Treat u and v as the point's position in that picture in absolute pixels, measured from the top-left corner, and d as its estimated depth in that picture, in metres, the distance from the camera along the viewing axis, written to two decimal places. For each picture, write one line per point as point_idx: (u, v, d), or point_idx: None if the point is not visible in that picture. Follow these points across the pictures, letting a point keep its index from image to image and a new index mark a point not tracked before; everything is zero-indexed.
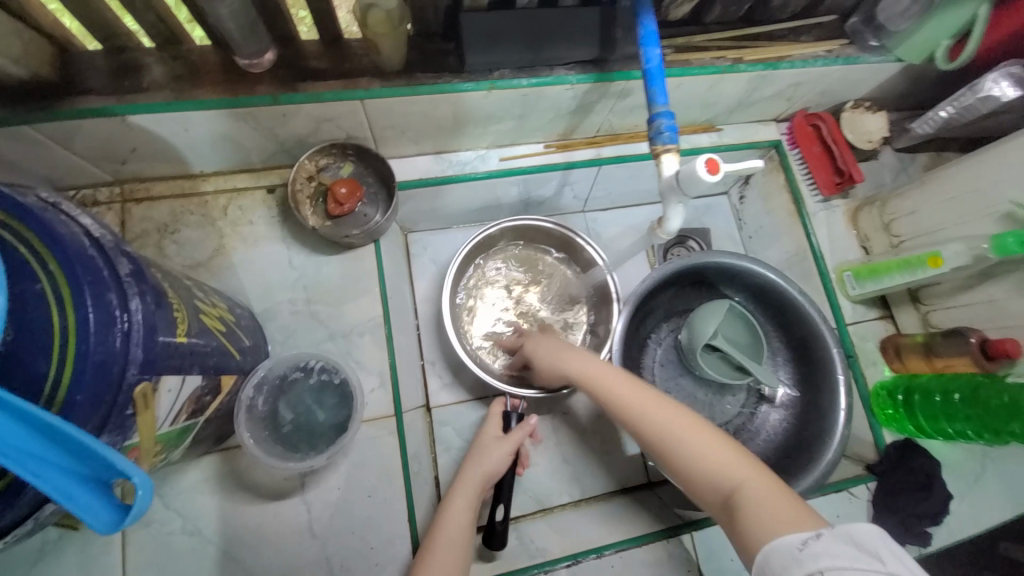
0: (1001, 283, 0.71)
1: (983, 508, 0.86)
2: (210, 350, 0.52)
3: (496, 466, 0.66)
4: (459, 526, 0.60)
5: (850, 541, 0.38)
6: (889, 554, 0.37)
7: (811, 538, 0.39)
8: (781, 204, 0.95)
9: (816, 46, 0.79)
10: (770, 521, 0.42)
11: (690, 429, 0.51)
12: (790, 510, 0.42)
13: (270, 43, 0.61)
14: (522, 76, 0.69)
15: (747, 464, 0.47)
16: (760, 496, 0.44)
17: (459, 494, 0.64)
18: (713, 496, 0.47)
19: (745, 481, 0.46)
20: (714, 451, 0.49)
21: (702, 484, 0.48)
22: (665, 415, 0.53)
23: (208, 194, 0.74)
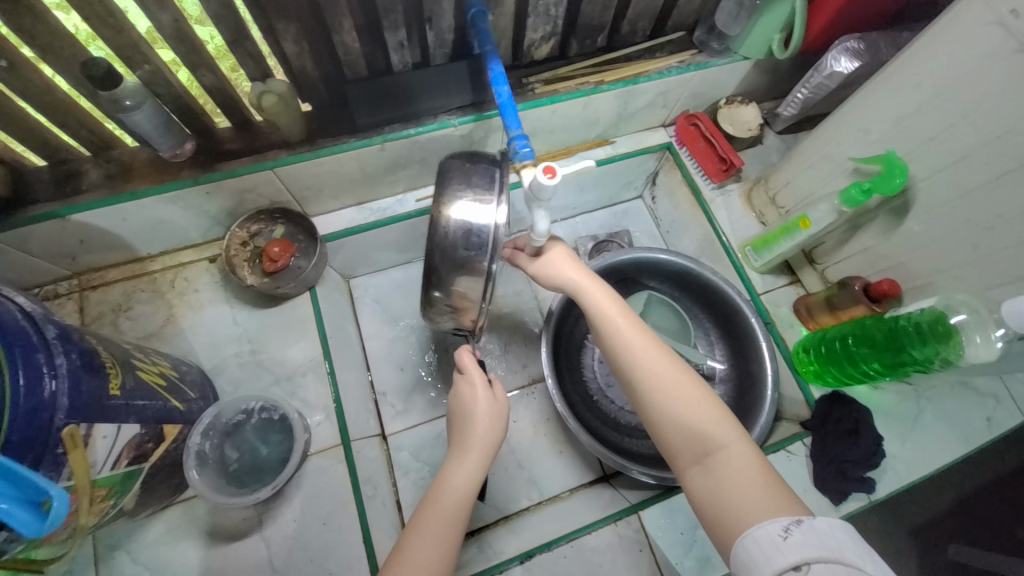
0: (869, 231, 0.78)
1: (936, 448, 0.85)
2: (148, 401, 0.59)
3: (494, 426, 0.70)
4: (465, 489, 0.64)
5: (832, 535, 0.43)
6: (865, 553, 0.42)
7: (793, 525, 0.44)
8: (683, 197, 1.04)
9: (669, 59, 0.91)
10: (747, 487, 0.50)
11: (692, 401, 0.56)
12: (768, 481, 0.50)
13: (188, 136, 0.72)
14: (410, 126, 0.79)
15: (733, 432, 0.54)
16: (742, 465, 0.51)
17: (465, 459, 0.67)
18: (691, 453, 0.54)
19: (732, 454, 0.52)
20: (704, 413, 0.55)
21: (685, 435, 0.55)
22: (669, 368, 0.58)
23: (156, 272, 0.84)
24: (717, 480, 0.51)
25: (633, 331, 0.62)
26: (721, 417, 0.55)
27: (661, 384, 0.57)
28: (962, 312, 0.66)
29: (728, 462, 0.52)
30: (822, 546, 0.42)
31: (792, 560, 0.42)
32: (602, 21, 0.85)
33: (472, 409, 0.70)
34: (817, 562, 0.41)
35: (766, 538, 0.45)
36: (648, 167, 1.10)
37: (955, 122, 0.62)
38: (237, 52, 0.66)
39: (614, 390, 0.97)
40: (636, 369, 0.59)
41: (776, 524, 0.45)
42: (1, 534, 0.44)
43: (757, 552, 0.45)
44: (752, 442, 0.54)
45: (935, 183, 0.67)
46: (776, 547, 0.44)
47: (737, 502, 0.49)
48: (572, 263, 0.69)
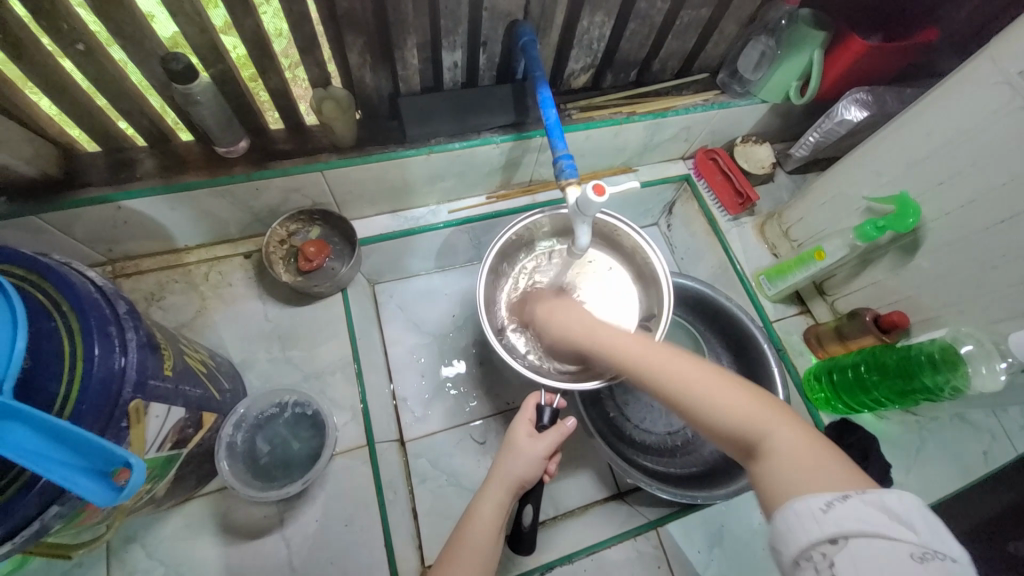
0: (879, 266, 0.84)
1: (940, 478, 0.88)
2: (192, 385, 0.59)
3: (529, 467, 0.65)
4: (486, 529, 0.61)
5: (878, 506, 0.36)
6: (920, 526, 0.35)
7: (837, 499, 0.37)
8: (700, 226, 1.09)
9: (695, 97, 0.97)
10: (799, 470, 0.41)
11: (708, 385, 0.51)
12: (823, 461, 0.41)
13: (244, 134, 0.75)
14: (454, 140, 0.84)
15: (775, 414, 0.47)
16: (791, 445, 0.43)
17: (487, 495, 0.64)
18: (741, 452, 0.47)
19: (773, 432, 0.45)
20: (735, 403, 0.48)
21: (724, 435, 0.48)
22: (679, 369, 0.53)
23: (191, 264, 0.85)
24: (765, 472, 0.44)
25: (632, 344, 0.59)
26: (752, 401, 0.48)
27: (679, 386, 0.52)
28: (969, 343, 0.71)
29: (774, 447, 0.44)
30: (868, 519, 0.36)
31: (829, 531, 0.36)
32: (636, 59, 0.91)
33: (509, 443, 0.67)
34: (859, 536, 0.35)
35: (801, 511, 0.38)
36: (666, 197, 1.15)
37: (964, 169, 0.68)
38: (304, 59, 0.70)
39: (631, 407, 0.98)
40: (658, 377, 0.54)
41: (818, 498, 0.38)
42: (53, 509, 0.41)
43: (790, 527, 0.38)
44: (801, 423, 0.46)
45: (943, 224, 0.73)
46: (816, 519, 0.37)
47: (790, 487, 0.41)
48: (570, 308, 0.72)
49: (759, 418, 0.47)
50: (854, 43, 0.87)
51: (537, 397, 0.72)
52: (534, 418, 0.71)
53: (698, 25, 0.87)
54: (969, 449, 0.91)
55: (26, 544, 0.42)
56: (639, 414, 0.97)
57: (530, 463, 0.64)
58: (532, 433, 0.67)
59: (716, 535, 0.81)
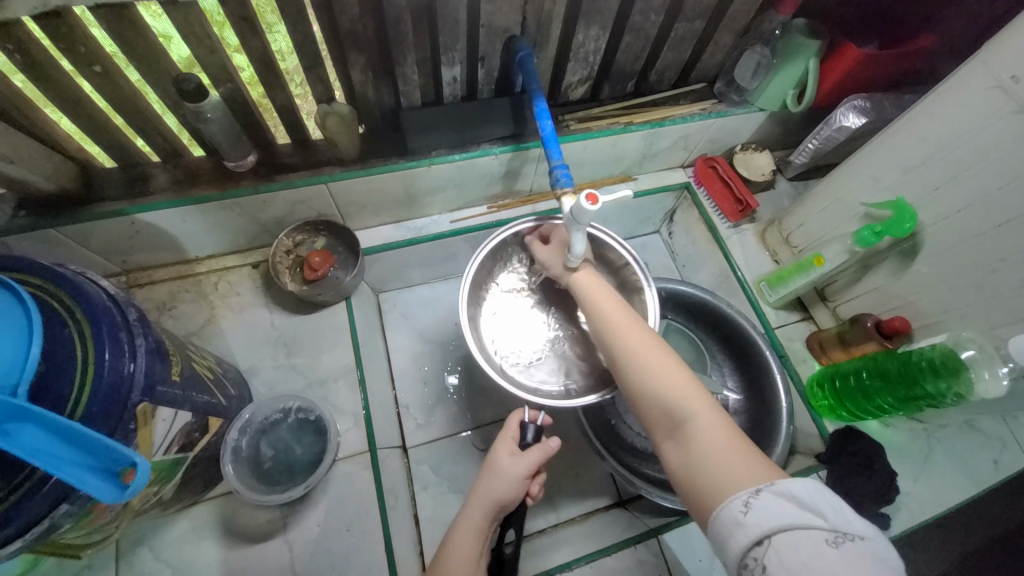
0: (880, 271, 0.83)
1: (949, 487, 0.87)
2: (199, 391, 0.61)
3: (509, 489, 0.65)
4: (466, 552, 0.62)
5: (789, 500, 0.43)
6: (822, 507, 0.42)
7: (753, 497, 0.44)
8: (700, 233, 1.10)
9: (692, 106, 0.98)
10: (718, 459, 0.50)
11: (660, 366, 0.59)
12: (738, 452, 0.50)
13: (251, 149, 0.78)
14: (454, 152, 0.86)
15: (708, 408, 0.54)
16: (715, 435, 0.52)
17: (466, 517, 0.64)
18: (664, 425, 0.56)
19: (698, 416, 0.54)
20: (678, 390, 0.56)
21: (660, 412, 0.56)
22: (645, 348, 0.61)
23: (201, 274, 0.88)
24: (689, 452, 0.52)
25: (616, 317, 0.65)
26: (692, 390, 0.56)
27: (643, 363, 0.59)
28: (970, 348, 0.70)
29: (699, 434, 0.52)
30: (787, 514, 0.42)
31: (754, 534, 0.42)
32: (633, 70, 0.93)
33: (491, 463, 0.67)
34: (777, 531, 0.41)
35: (728, 515, 0.45)
36: (666, 205, 1.16)
37: (960, 174, 0.68)
38: (308, 77, 0.73)
39: (632, 415, 0.98)
40: (623, 353, 0.61)
41: (739, 498, 0.45)
42: (62, 507, 0.43)
43: (726, 530, 0.45)
44: (723, 413, 0.54)
45: (941, 229, 0.73)
46: (740, 523, 0.44)
47: (708, 472, 0.49)
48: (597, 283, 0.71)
49: (691, 402, 0.55)
50: (849, 51, 0.88)
51: (519, 414, 0.71)
52: (518, 436, 0.70)
53: (693, 36, 0.88)
54: (980, 457, 0.89)
55: (36, 542, 0.44)
56: (641, 422, 0.97)
57: (512, 487, 0.64)
58: (512, 455, 0.67)
59: None
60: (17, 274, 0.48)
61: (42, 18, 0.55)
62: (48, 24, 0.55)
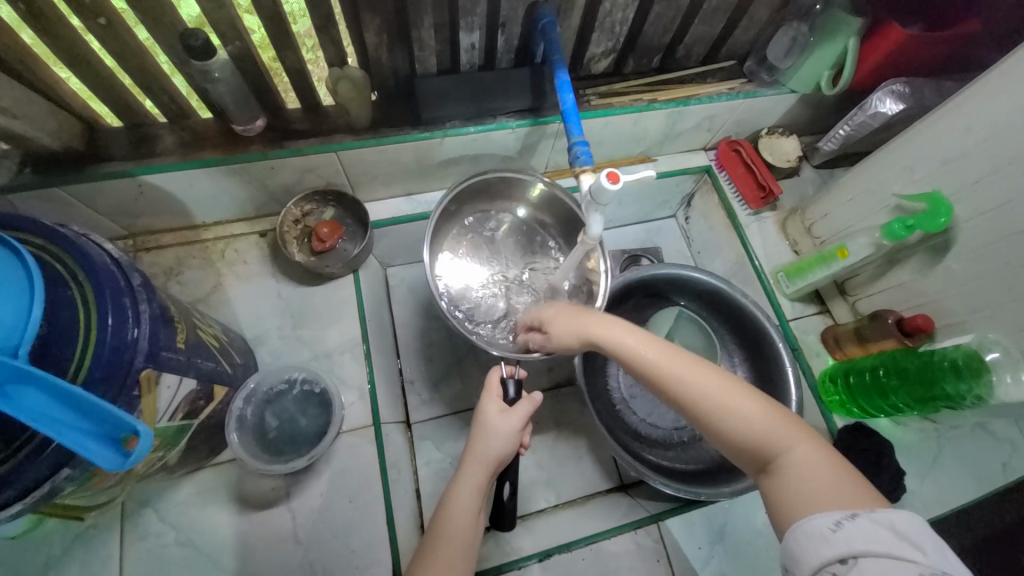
0: (906, 267, 0.80)
1: (956, 488, 0.86)
2: (205, 358, 0.61)
3: (502, 445, 0.65)
4: (467, 513, 0.62)
5: (889, 529, 0.40)
6: (928, 546, 0.39)
7: (847, 519, 0.41)
8: (719, 219, 1.06)
9: (720, 85, 0.94)
10: (817, 488, 0.45)
11: (727, 396, 0.52)
12: (835, 479, 0.46)
13: (260, 112, 0.75)
14: (469, 124, 0.83)
15: (793, 429, 0.50)
16: (808, 466, 0.47)
17: (464, 479, 0.64)
18: (751, 462, 0.51)
19: (789, 448, 0.49)
20: (759, 415, 0.51)
21: (742, 445, 0.51)
22: (703, 381, 0.53)
23: (208, 241, 0.87)
24: (783, 486, 0.47)
25: (659, 351, 0.56)
26: (775, 419, 0.50)
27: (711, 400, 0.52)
28: (994, 350, 0.69)
29: (791, 462, 0.48)
30: (877, 539, 0.40)
31: (838, 552, 0.40)
32: (660, 43, 0.88)
33: (479, 421, 0.66)
34: (866, 555, 0.39)
35: (811, 531, 0.42)
36: (685, 188, 1.12)
37: (1003, 168, 0.64)
38: (321, 38, 0.69)
39: (638, 401, 0.97)
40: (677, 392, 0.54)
41: (827, 516, 0.43)
42: (65, 472, 0.42)
43: (804, 542, 0.42)
44: (815, 437, 0.50)
45: (978, 226, 0.69)
46: (824, 538, 0.41)
47: (807, 505, 0.45)
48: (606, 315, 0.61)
49: (778, 434, 0.50)
50: (893, 31, 0.83)
51: (498, 371, 0.70)
52: (501, 393, 0.69)
53: (726, 9, 0.83)
54: (991, 460, 0.88)
55: (40, 504, 0.43)
56: (646, 408, 0.97)
57: (503, 441, 0.64)
58: (497, 409, 0.66)
59: (718, 532, 0.80)
60: (18, 232, 0.46)
61: None
62: None
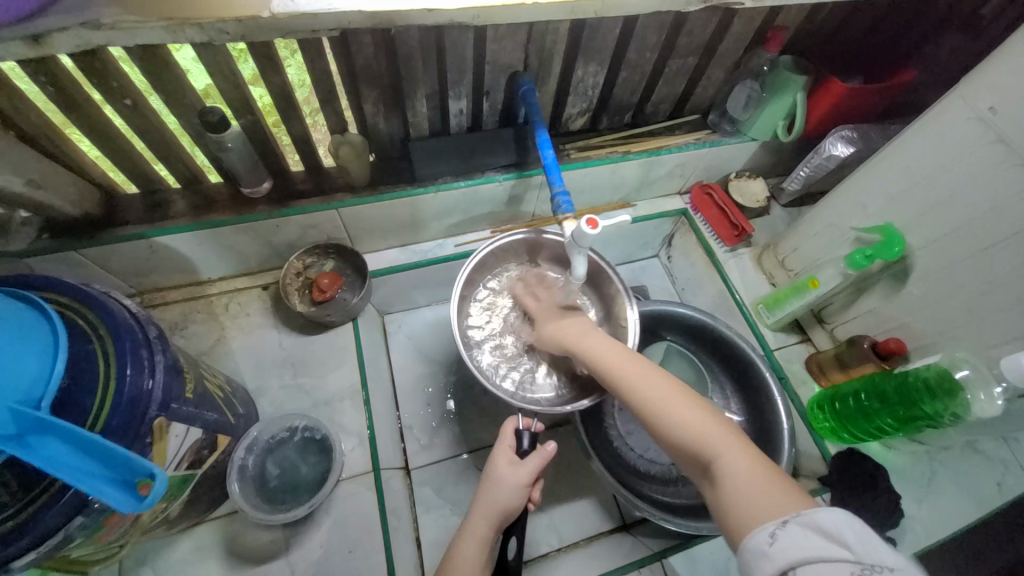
0: (873, 294, 0.86)
1: (954, 510, 0.86)
2: (210, 409, 0.63)
3: (511, 500, 0.65)
4: (469, 566, 0.62)
5: (816, 532, 0.38)
6: (855, 540, 0.37)
7: (779, 529, 0.40)
8: (698, 257, 1.13)
9: (687, 136, 1.03)
10: (747, 495, 0.45)
11: (672, 402, 0.56)
12: (764, 486, 0.45)
13: (267, 176, 0.81)
14: (460, 179, 0.90)
15: (732, 439, 0.50)
16: (740, 469, 0.47)
17: (469, 533, 0.65)
18: (695, 466, 0.52)
19: (723, 452, 0.50)
20: (694, 422, 0.53)
21: (684, 449, 0.53)
22: (658, 387, 0.58)
23: (212, 295, 0.91)
24: (715, 489, 0.48)
25: (621, 359, 0.63)
26: (717, 426, 0.52)
27: (659, 403, 0.56)
28: (964, 368, 0.71)
29: (722, 469, 0.48)
30: (808, 546, 0.38)
31: (778, 565, 0.39)
32: (630, 102, 0.98)
33: (491, 473, 0.68)
34: (802, 564, 0.37)
35: (753, 548, 0.41)
36: (665, 230, 1.20)
37: (944, 200, 0.71)
38: (324, 109, 0.77)
39: (635, 437, 0.99)
40: (635, 394, 0.59)
41: (762, 530, 0.41)
42: (78, 519, 0.44)
43: (750, 562, 0.41)
44: (754, 449, 0.49)
45: (929, 251, 0.75)
46: (764, 554, 0.40)
47: (732, 509, 0.46)
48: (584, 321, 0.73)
49: (716, 439, 0.51)
50: (834, 86, 0.93)
51: (515, 421, 0.72)
52: (513, 443, 0.71)
53: (686, 71, 0.94)
54: (986, 480, 0.88)
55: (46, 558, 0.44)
56: (643, 444, 0.98)
57: (515, 493, 0.65)
58: (513, 462, 0.68)
59: (724, 568, 0.79)
60: (49, 293, 0.51)
61: (78, 55, 0.59)
62: (84, 60, 0.60)
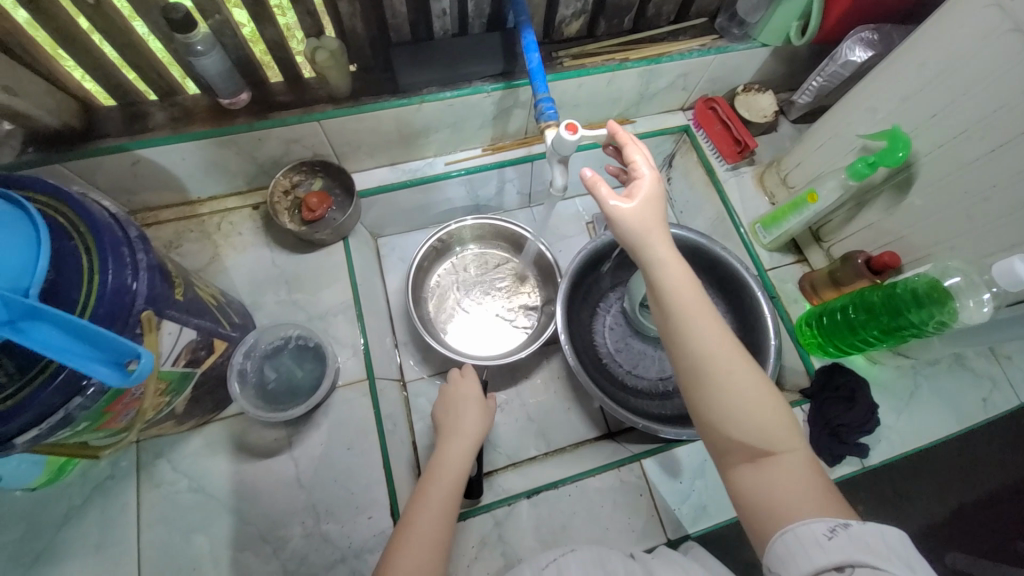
0: (873, 208, 0.83)
1: (935, 420, 0.88)
2: (204, 316, 0.66)
3: (480, 424, 0.76)
4: (454, 469, 0.68)
5: (880, 541, 0.43)
6: (914, 563, 0.42)
7: (840, 527, 0.44)
8: (697, 177, 1.09)
9: (691, 42, 0.95)
10: (805, 499, 0.48)
11: (747, 384, 0.53)
12: (824, 491, 0.49)
13: (244, 86, 0.78)
14: (446, 89, 0.85)
15: (791, 437, 0.52)
16: (798, 471, 0.50)
17: (451, 446, 0.72)
18: (744, 451, 0.52)
19: (782, 449, 0.52)
20: (771, 412, 0.53)
21: (742, 433, 0.52)
22: (735, 361, 0.54)
23: (204, 215, 0.91)
24: (766, 481, 0.50)
25: (704, 311, 0.55)
26: (782, 421, 0.53)
27: (732, 378, 0.53)
28: (955, 276, 0.70)
29: (786, 467, 0.51)
30: (865, 549, 0.42)
31: (834, 560, 0.42)
32: (630, 3, 0.90)
33: (461, 404, 0.78)
34: (862, 566, 0.41)
35: (808, 536, 0.45)
36: (665, 149, 1.15)
37: (958, 99, 0.66)
38: (297, 8, 0.73)
39: (624, 355, 1.01)
40: (708, 360, 0.54)
41: (822, 524, 0.45)
42: (76, 400, 0.48)
43: (797, 548, 0.45)
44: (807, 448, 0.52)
45: (936, 157, 0.71)
46: (818, 545, 0.44)
47: (788, 507, 0.48)
48: (656, 222, 0.58)
49: (779, 434, 0.52)
50: None
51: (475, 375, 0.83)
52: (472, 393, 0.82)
53: None
54: (970, 394, 0.90)
55: (51, 435, 0.49)
56: (632, 361, 1.01)
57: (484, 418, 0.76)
58: (471, 395, 0.79)
59: (698, 470, 0.83)
60: (29, 192, 0.51)
61: None
62: None
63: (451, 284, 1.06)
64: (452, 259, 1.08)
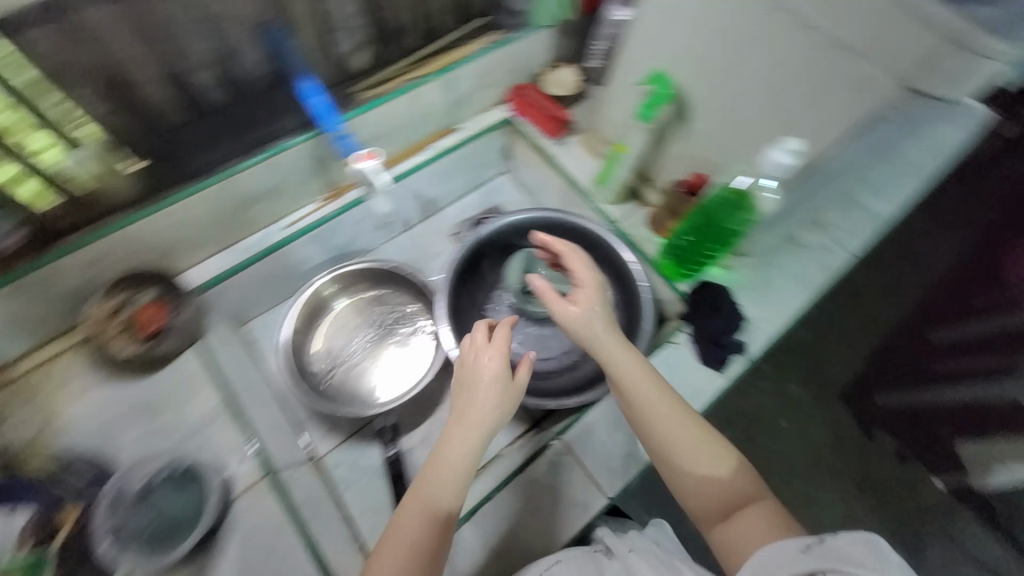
0: (676, 141, 0.91)
1: (795, 299, 0.97)
2: (40, 493, 0.73)
3: (497, 405, 0.69)
4: (453, 466, 0.67)
5: (849, 550, 0.55)
6: (880, 561, 0.53)
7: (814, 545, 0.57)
8: (534, 159, 1.14)
9: (478, 42, 1.00)
10: (761, 536, 0.63)
11: (711, 460, 0.69)
12: (783, 529, 0.64)
13: (15, 224, 0.71)
14: (250, 155, 0.81)
15: (765, 511, 0.66)
16: (762, 522, 0.65)
17: (458, 435, 0.68)
18: (717, 511, 0.68)
19: (751, 506, 0.67)
20: (737, 489, 0.68)
21: (710, 496, 0.68)
22: (697, 437, 0.70)
23: (24, 374, 0.82)
24: (732, 531, 0.65)
25: (661, 397, 0.71)
26: (751, 499, 0.68)
27: (695, 458, 0.69)
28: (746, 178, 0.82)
29: (750, 519, 0.65)
30: (834, 557, 0.54)
31: (810, 567, 0.54)
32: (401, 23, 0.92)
33: (474, 375, 0.70)
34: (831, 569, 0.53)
35: (785, 555, 0.57)
36: (499, 144, 1.15)
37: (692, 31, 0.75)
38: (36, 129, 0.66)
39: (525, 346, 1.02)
40: (669, 438, 0.69)
41: (796, 543, 0.58)
42: None
43: (774, 562, 0.57)
44: (771, 500, 0.67)
45: (697, 84, 0.80)
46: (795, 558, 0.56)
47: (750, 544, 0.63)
48: (612, 332, 0.73)
49: (753, 506, 0.67)
50: None
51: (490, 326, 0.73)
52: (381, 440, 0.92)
53: None
54: None
55: None
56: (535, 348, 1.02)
57: (502, 401, 0.69)
58: (498, 370, 0.69)
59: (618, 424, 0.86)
60: None
61: None
62: None
63: (335, 345, 1.01)
64: (328, 319, 1.03)
